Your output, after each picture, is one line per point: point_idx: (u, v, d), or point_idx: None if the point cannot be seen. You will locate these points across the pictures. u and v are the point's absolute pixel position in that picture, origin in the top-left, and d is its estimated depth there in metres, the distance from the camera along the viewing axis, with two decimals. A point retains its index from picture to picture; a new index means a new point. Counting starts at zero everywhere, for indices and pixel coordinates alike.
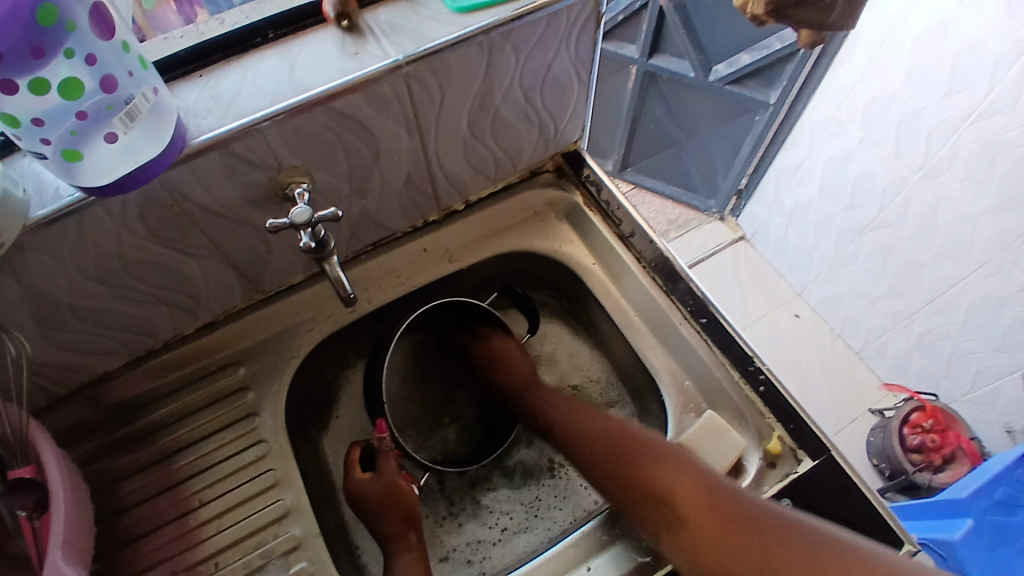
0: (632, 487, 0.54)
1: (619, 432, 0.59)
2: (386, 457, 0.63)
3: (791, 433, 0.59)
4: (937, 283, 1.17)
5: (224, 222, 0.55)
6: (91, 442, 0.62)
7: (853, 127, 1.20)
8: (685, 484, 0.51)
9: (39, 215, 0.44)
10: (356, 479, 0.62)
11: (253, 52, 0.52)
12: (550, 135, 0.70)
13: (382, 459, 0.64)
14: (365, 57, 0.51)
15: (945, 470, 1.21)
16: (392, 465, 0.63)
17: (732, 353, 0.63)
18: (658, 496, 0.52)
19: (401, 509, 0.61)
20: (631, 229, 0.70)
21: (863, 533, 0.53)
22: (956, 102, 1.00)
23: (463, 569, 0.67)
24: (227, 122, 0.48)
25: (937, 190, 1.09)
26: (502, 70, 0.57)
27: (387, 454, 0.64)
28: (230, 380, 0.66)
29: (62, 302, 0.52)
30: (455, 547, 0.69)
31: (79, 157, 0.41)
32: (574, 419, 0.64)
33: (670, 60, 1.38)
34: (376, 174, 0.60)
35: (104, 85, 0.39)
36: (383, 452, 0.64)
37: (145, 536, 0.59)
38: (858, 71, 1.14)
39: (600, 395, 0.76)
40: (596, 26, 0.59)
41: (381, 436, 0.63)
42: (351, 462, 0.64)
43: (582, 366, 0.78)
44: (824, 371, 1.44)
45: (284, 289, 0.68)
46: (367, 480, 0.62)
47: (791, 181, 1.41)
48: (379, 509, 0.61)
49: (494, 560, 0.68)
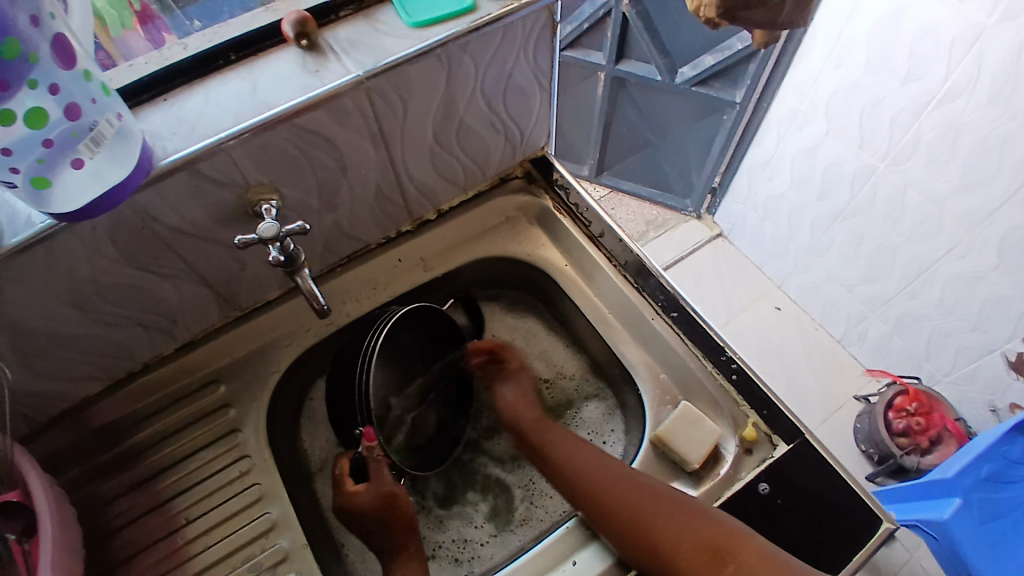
0: (684, 542, 0.52)
1: (612, 482, 0.58)
2: (377, 465, 0.63)
3: (766, 419, 0.60)
4: (910, 267, 1.19)
5: (195, 242, 0.56)
6: (78, 467, 0.62)
7: (818, 119, 1.22)
8: (746, 546, 0.50)
9: (11, 242, 0.45)
10: (349, 490, 0.62)
11: (215, 74, 0.54)
12: (516, 141, 0.71)
13: (374, 470, 0.63)
14: (326, 74, 0.52)
15: (933, 452, 1.23)
16: (385, 473, 0.63)
17: (704, 344, 0.64)
18: (717, 553, 0.50)
19: (401, 516, 0.61)
20: (601, 229, 0.71)
21: (843, 513, 0.54)
22: (915, 89, 1.03)
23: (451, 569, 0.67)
24: (192, 143, 0.49)
25: (904, 174, 1.12)
26: (462, 81, 0.58)
27: (378, 463, 0.63)
28: (212, 398, 0.66)
29: (38, 329, 0.53)
30: (442, 544, 0.69)
31: (47, 184, 0.42)
32: (595, 465, 0.60)
33: (636, 66, 1.41)
34: (345, 187, 0.62)
35: (67, 114, 0.40)
36: (373, 460, 0.63)
37: (134, 557, 0.59)
38: (818, 64, 1.17)
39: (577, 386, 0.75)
40: (553, 35, 0.60)
41: (370, 445, 0.62)
42: (342, 474, 0.64)
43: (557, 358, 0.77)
44: (808, 360, 1.45)
45: (260, 306, 0.69)
46: (361, 492, 0.61)
47: (762, 176, 1.43)
48: (375, 519, 0.61)
49: (483, 559, 0.68)
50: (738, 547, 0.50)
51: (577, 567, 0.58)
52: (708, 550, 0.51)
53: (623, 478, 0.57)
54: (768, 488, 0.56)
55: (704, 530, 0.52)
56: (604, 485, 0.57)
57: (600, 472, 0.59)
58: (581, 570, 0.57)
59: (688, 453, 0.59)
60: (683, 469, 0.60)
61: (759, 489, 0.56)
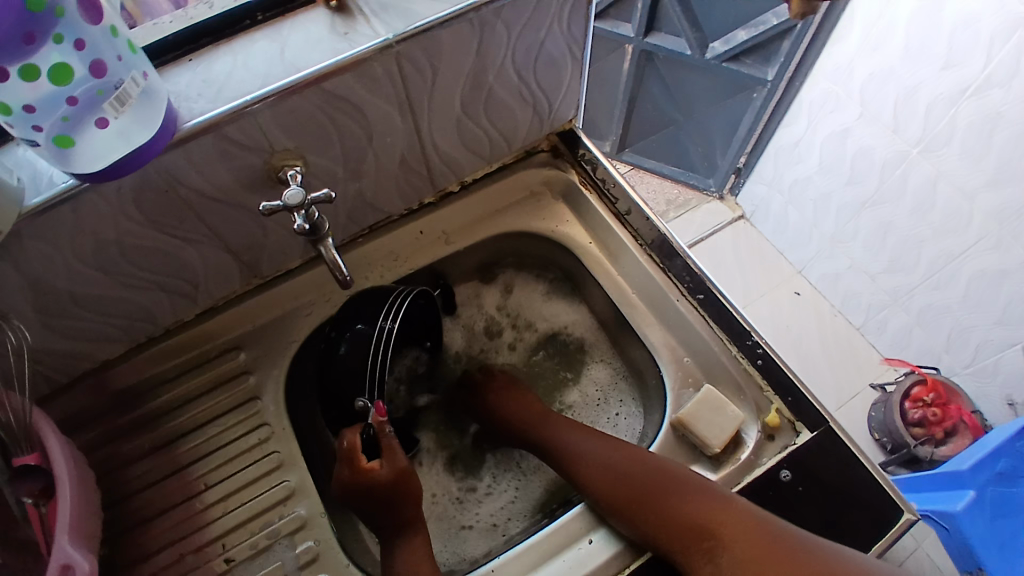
0: (673, 519, 0.52)
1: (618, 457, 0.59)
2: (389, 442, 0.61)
3: (789, 405, 0.60)
4: (937, 257, 1.17)
5: (219, 207, 0.55)
6: (96, 429, 0.63)
7: (851, 101, 1.19)
8: (734, 523, 0.50)
9: (33, 203, 0.45)
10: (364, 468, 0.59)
11: (243, 35, 0.52)
12: (544, 113, 0.69)
13: (388, 445, 0.61)
14: (355, 37, 0.51)
15: (946, 443, 1.22)
16: (398, 451, 0.61)
17: (730, 328, 0.63)
18: (703, 531, 0.50)
19: (413, 493, 0.60)
20: (628, 207, 0.70)
21: (864, 503, 0.53)
22: (953, 75, 0.99)
23: (490, 534, 0.69)
24: (218, 106, 0.48)
25: (936, 163, 1.08)
26: (493, 50, 0.57)
27: (391, 440, 0.62)
28: (232, 365, 0.66)
29: (60, 291, 0.53)
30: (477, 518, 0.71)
31: (72, 143, 0.41)
32: (594, 451, 0.61)
33: (666, 39, 1.37)
34: (371, 155, 0.60)
35: (93, 70, 0.39)
36: (385, 436, 0.62)
37: (153, 519, 0.60)
38: (855, 44, 1.13)
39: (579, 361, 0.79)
40: (587, 3, 0.58)
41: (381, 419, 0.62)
42: (352, 449, 0.60)
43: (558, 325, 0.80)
44: (826, 347, 1.44)
45: (282, 274, 0.68)
46: (377, 468, 0.59)
47: (790, 158, 1.40)
48: (390, 498, 0.59)
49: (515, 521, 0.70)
50: (724, 524, 0.50)
51: (593, 546, 0.57)
52: (695, 527, 0.51)
53: (620, 460, 0.58)
54: (790, 476, 0.55)
55: (689, 507, 0.52)
56: (601, 469, 0.59)
57: (600, 457, 0.60)
58: (597, 550, 0.57)
59: (710, 438, 0.58)
60: (702, 453, 0.60)
61: (781, 476, 0.55)
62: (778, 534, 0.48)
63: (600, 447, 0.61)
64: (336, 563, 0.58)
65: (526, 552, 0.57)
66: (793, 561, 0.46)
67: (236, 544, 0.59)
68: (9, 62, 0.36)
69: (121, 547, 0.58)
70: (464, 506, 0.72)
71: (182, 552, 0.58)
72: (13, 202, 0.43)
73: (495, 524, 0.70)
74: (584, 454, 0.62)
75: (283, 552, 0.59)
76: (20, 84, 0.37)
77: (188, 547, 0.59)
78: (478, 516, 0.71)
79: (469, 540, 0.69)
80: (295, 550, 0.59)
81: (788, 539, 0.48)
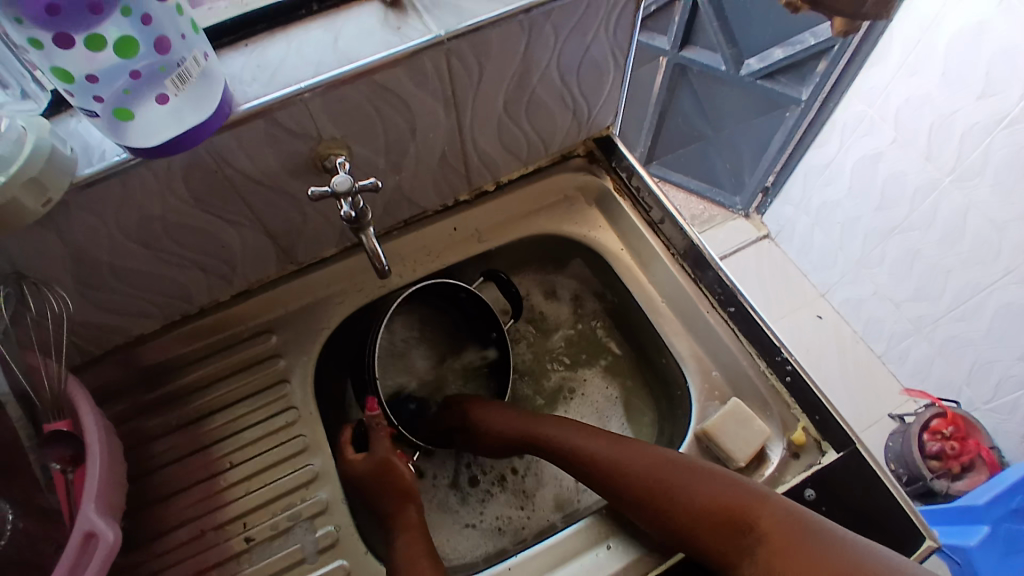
0: (702, 511, 0.52)
1: (639, 458, 0.58)
2: (378, 434, 0.64)
3: (817, 425, 0.59)
4: (963, 288, 1.16)
5: (264, 191, 0.56)
6: (124, 403, 0.63)
7: (885, 126, 1.18)
8: (762, 511, 0.50)
9: (84, 173, 0.46)
10: (347, 459, 0.63)
11: (298, 22, 0.54)
12: (583, 118, 0.70)
13: (374, 438, 0.64)
14: (407, 32, 0.52)
15: (962, 478, 1.20)
16: (383, 442, 0.64)
17: (760, 343, 0.63)
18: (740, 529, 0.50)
19: (396, 486, 0.62)
20: (661, 216, 0.70)
21: (888, 526, 0.53)
22: (989, 106, 0.99)
23: (496, 537, 0.69)
24: (271, 91, 0.49)
25: (967, 192, 1.07)
26: (539, 52, 0.57)
27: (379, 432, 0.64)
28: (263, 347, 0.67)
29: (103, 263, 0.54)
30: (484, 516, 0.71)
31: (129, 116, 0.42)
32: (610, 450, 0.60)
33: (701, 54, 1.38)
34: (412, 150, 0.61)
35: (157, 46, 0.40)
36: (375, 429, 0.65)
37: (175, 495, 0.60)
38: (891, 70, 1.13)
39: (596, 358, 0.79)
40: (635, 9, 0.58)
41: (373, 414, 0.64)
42: (344, 441, 0.65)
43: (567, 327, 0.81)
44: (845, 370, 1.43)
45: (316, 262, 0.69)
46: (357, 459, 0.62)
47: (819, 180, 1.39)
48: (373, 487, 0.61)
49: (524, 528, 0.70)
50: (755, 514, 0.50)
51: (612, 551, 0.58)
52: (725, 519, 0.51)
53: (642, 456, 0.58)
54: (813, 495, 0.55)
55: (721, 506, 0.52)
56: (623, 465, 0.58)
57: (622, 453, 0.59)
58: (615, 557, 0.57)
59: (734, 451, 0.58)
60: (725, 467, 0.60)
61: (804, 495, 0.55)
62: (806, 522, 0.49)
63: (618, 446, 0.60)
64: (355, 550, 0.59)
65: (543, 554, 0.58)
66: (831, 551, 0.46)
67: (258, 524, 0.60)
68: (76, 29, 0.37)
69: (140, 520, 0.59)
70: (469, 499, 0.72)
71: (204, 529, 0.59)
72: (65, 171, 0.45)
73: (500, 526, 0.70)
74: (598, 454, 0.61)
75: (303, 535, 0.59)
76: (83, 53, 0.38)
77: (209, 524, 0.59)
78: (482, 513, 0.71)
79: (474, 537, 0.69)
80: (315, 533, 0.59)
81: (817, 524, 0.48)
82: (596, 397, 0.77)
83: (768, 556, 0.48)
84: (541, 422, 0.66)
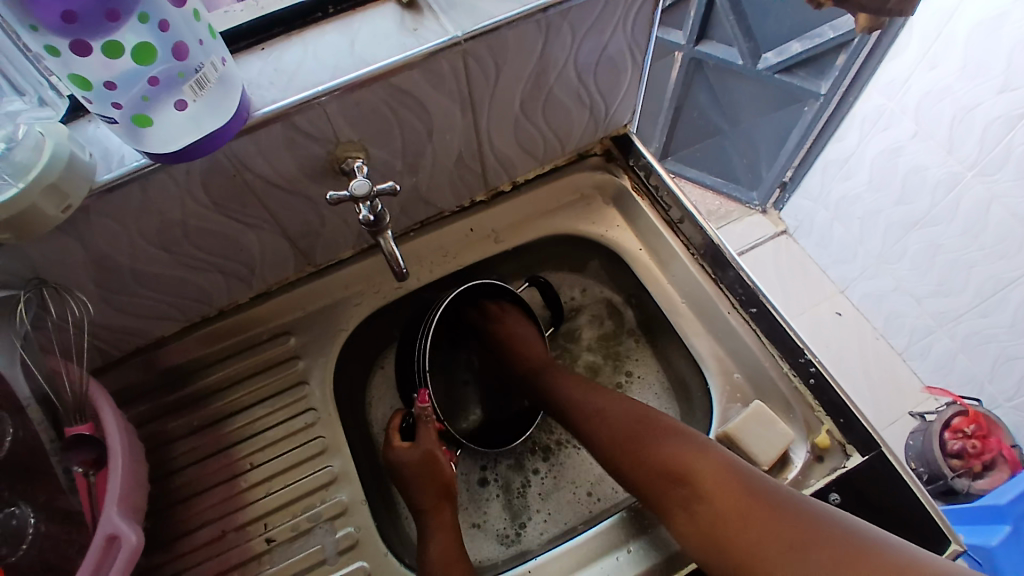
0: (655, 468, 0.54)
1: (623, 413, 0.61)
2: (425, 427, 0.65)
3: (841, 427, 0.59)
4: (987, 284, 1.13)
5: (283, 194, 0.56)
6: (145, 405, 0.64)
7: (906, 120, 1.16)
8: (708, 468, 0.52)
9: (104, 180, 0.46)
10: (394, 448, 0.65)
11: (314, 26, 0.53)
12: (601, 116, 0.69)
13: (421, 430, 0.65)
14: (424, 33, 0.51)
15: (984, 477, 1.17)
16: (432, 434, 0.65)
17: (783, 344, 0.62)
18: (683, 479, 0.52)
19: (436, 481, 0.63)
20: (680, 215, 0.69)
21: (915, 530, 0.52)
22: (1012, 98, 0.96)
23: (497, 542, 0.69)
24: (289, 95, 0.48)
25: (991, 186, 1.05)
26: (557, 50, 0.56)
27: (427, 425, 0.65)
28: (282, 349, 0.67)
29: (124, 267, 0.54)
30: (488, 518, 0.70)
31: (148, 122, 0.42)
32: (605, 403, 0.63)
33: (717, 48, 1.36)
34: (429, 151, 0.61)
35: (175, 52, 0.40)
36: (423, 421, 0.66)
37: (196, 496, 0.61)
38: (912, 62, 1.11)
39: (639, 354, 0.77)
40: (654, 5, 0.57)
41: (421, 406, 0.65)
42: (393, 429, 0.67)
43: (617, 322, 0.79)
44: (865, 367, 1.41)
45: (334, 263, 0.69)
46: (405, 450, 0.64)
47: (838, 174, 1.37)
48: (412, 478, 0.63)
49: (529, 534, 0.69)
50: (700, 468, 0.52)
51: (632, 555, 0.57)
52: (672, 471, 0.53)
53: (626, 413, 0.61)
54: (838, 499, 0.54)
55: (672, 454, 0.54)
56: (608, 417, 0.62)
57: (605, 407, 0.63)
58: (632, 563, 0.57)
59: (758, 454, 0.58)
60: None
61: (829, 498, 0.54)
62: (749, 480, 0.50)
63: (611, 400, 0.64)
64: (375, 552, 0.59)
65: (564, 555, 0.58)
66: (760, 500, 0.48)
67: (279, 525, 0.60)
68: (94, 37, 0.37)
69: (163, 521, 0.59)
70: (475, 501, 0.71)
71: (224, 529, 0.60)
72: (85, 177, 0.45)
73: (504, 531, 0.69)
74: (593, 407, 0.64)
75: (323, 536, 0.59)
76: (100, 59, 0.38)
77: (230, 525, 0.60)
78: (487, 516, 0.70)
79: (478, 540, 0.69)
80: (335, 535, 0.59)
81: (764, 483, 0.50)
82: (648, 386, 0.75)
83: (704, 512, 0.50)
84: (552, 375, 0.70)
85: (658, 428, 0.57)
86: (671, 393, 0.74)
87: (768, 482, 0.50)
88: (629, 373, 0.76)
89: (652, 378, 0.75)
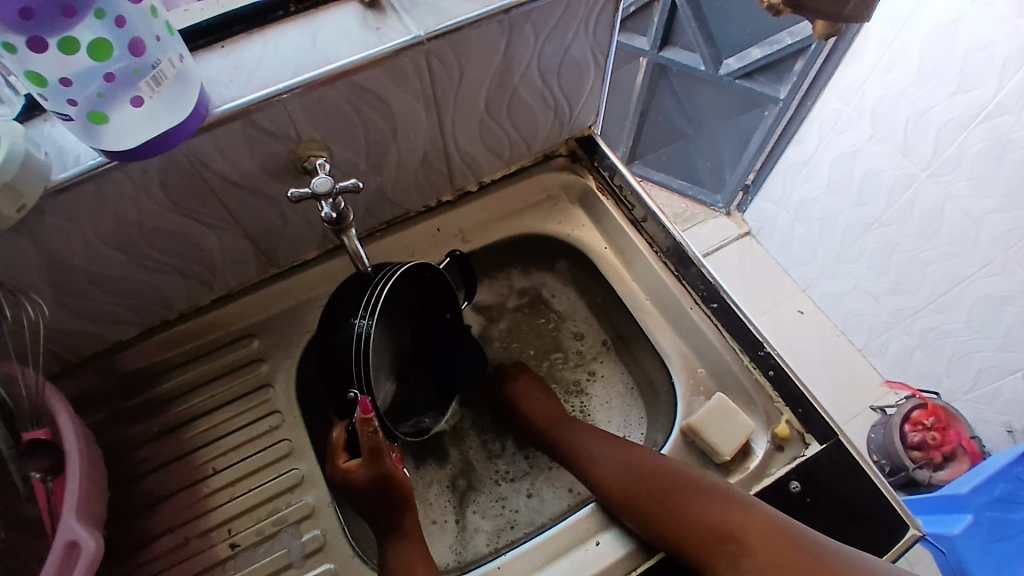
0: (692, 521, 0.53)
1: (644, 469, 0.59)
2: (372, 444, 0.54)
3: (799, 417, 0.60)
4: (941, 281, 1.18)
5: (243, 193, 0.56)
6: (104, 411, 0.62)
7: (861, 123, 1.20)
8: (753, 524, 0.50)
9: (58, 178, 0.45)
10: (342, 468, 0.56)
11: (276, 23, 0.53)
12: (565, 118, 0.70)
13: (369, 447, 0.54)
14: (387, 32, 0.51)
15: (944, 468, 1.22)
16: (384, 453, 0.55)
17: (742, 337, 0.64)
18: (724, 533, 0.51)
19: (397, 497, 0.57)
20: (644, 214, 0.71)
21: (871, 519, 0.53)
22: (964, 101, 1.00)
23: (451, 539, 0.68)
24: (249, 92, 0.48)
25: (944, 186, 1.10)
26: (520, 52, 0.57)
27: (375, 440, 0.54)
28: (245, 352, 0.66)
29: (79, 269, 0.53)
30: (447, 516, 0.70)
31: (104, 119, 0.41)
32: (619, 455, 0.62)
33: (681, 53, 1.39)
34: (393, 150, 0.61)
35: (132, 49, 0.40)
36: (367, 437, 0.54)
37: (156, 504, 0.59)
38: (866, 67, 1.15)
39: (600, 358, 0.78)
40: (614, 10, 0.59)
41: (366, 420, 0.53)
42: (337, 445, 0.57)
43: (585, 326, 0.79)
44: (827, 364, 1.45)
45: (298, 264, 0.69)
46: (356, 469, 0.55)
47: (798, 177, 1.41)
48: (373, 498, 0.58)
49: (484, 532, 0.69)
50: (750, 527, 0.50)
51: (600, 547, 0.57)
52: (717, 532, 0.51)
53: (644, 468, 0.59)
54: (798, 487, 0.55)
55: (709, 508, 0.53)
56: (622, 476, 0.59)
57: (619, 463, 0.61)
58: (605, 551, 0.57)
59: (720, 445, 0.59)
60: (712, 460, 0.60)
61: (790, 486, 0.55)
62: (797, 536, 0.49)
63: (630, 460, 0.60)
64: (343, 553, 0.58)
65: (530, 552, 0.57)
66: (807, 554, 0.48)
67: (243, 530, 0.59)
68: (49, 33, 0.36)
69: (123, 531, 0.58)
70: (437, 499, 0.71)
71: (187, 536, 0.58)
72: (39, 176, 0.44)
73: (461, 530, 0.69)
74: (619, 459, 0.61)
75: (289, 540, 0.59)
76: (56, 56, 0.37)
77: (192, 532, 0.58)
78: (447, 513, 0.70)
79: (436, 536, 0.68)
80: (301, 538, 0.59)
81: (808, 540, 0.49)
82: (610, 390, 0.76)
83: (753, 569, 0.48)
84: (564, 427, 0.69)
85: (692, 478, 0.56)
86: (635, 390, 0.75)
87: (805, 534, 0.49)
88: (592, 373, 0.78)
89: (615, 378, 0.76)
